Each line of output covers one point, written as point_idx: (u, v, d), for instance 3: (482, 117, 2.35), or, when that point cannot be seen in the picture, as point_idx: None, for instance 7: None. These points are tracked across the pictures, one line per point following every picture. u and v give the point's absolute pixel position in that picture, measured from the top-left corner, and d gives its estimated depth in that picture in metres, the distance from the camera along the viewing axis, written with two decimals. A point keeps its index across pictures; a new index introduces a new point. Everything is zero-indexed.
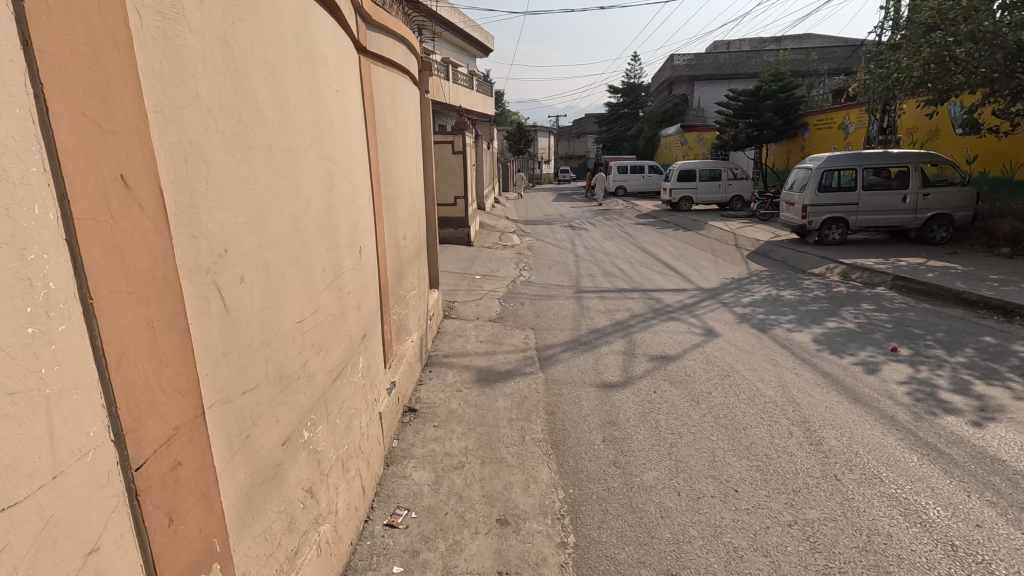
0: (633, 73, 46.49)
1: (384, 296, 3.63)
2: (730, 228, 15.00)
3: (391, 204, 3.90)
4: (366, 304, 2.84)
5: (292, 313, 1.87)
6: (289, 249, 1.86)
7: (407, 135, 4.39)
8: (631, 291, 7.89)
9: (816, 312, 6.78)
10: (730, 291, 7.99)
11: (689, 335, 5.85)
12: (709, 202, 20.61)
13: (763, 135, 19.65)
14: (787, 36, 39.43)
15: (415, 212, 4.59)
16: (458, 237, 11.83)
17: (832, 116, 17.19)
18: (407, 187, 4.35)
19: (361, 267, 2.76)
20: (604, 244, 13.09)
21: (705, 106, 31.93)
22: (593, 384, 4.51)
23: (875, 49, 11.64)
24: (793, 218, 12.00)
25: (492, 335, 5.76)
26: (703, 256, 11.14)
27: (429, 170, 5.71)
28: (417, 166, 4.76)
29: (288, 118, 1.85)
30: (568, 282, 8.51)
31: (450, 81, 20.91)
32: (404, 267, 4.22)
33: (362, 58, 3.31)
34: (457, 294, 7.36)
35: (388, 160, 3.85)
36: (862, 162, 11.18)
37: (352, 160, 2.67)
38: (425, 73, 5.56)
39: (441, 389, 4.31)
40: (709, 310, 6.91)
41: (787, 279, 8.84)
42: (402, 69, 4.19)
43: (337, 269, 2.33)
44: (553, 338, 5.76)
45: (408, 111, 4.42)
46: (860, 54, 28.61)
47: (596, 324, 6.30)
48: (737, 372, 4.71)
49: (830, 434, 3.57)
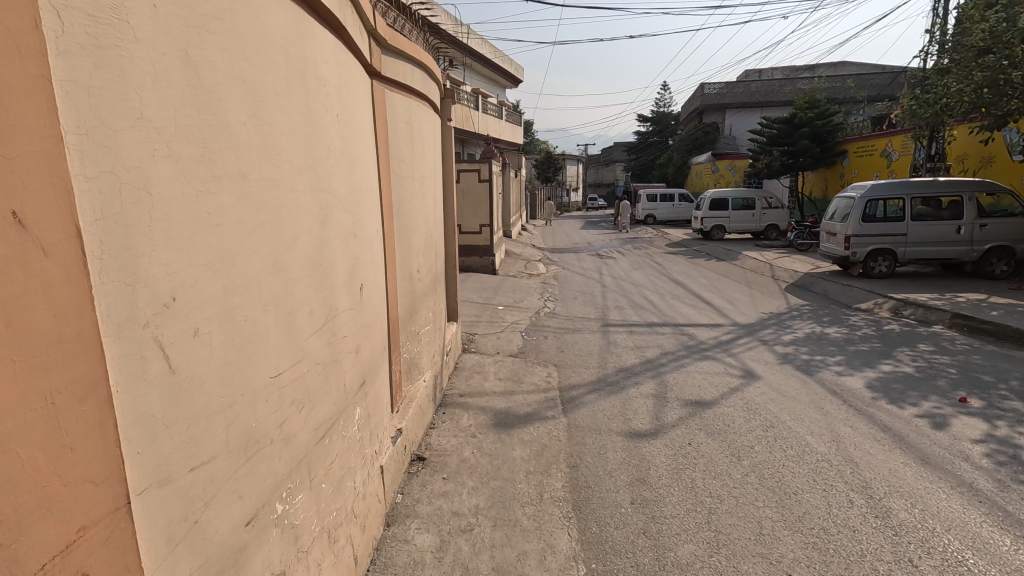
0: (662, 102, 46.54)
1: (393, 334, 3.37)
2: (765, 259, 14.36)
3: (404, 235, 3.68)
4: (367, 345, 2.57)
5: (267, 367, 1.61)
6: (266, 291, 1.61)
7: (426, 163, 4.20)
8: (662, 326, 7.46)
9: (868, 353, 6.20)
10: (769, 327, 7.46)
11: (726, 377, 5.38)
12: (743, 231, 19.98)
13: (799, 163, 19.07)
14: (821, 65, 38.99)
15: (431, 243, 4.37)
16: (483, 265, 11.65)
17: (873, 144, 16.55)
18: (424, 217, 4.15)
19: (363, 306, 2.51)
20: (633, 274, 12.67)
21: (736, 134, 31.51)
22: (620, 432, 4.11)
23: (921, 73, 11.13)
24: (834, 249, 11.37)
25: (513, 372, 5.44)
26: (739, 289, 10.61)
27: (450, 199, 5.53)
28: (436, 195, 4.56)
29: (270, 143, 1.63)
30: (594, 315, 8.14)
31: (479, 111, 21.20)
32: (418, 300, 3.98)
33: (375, 83, 3.14)
34: (478, 326, 7.09)
35: (402, 189, 3.65)
36: (909, 191, 10.58)
37: (355, 189, 2.44)
38: (449, 100, 5.43)
39: (453, 434, 3.98)
40: (748, 349, 6.41)
41: (831, 315, 8.26)
42: (421, 95, 4.02)
43: (330, 310, 2.08)
44: (577, 377, 5.38)
45: (427, 137, 4.25)
46: (900, 80, 27.86)
47: (624, 362, 5.89)
48: (781, 423, 4.23)
49: (898, 505, 3.08)
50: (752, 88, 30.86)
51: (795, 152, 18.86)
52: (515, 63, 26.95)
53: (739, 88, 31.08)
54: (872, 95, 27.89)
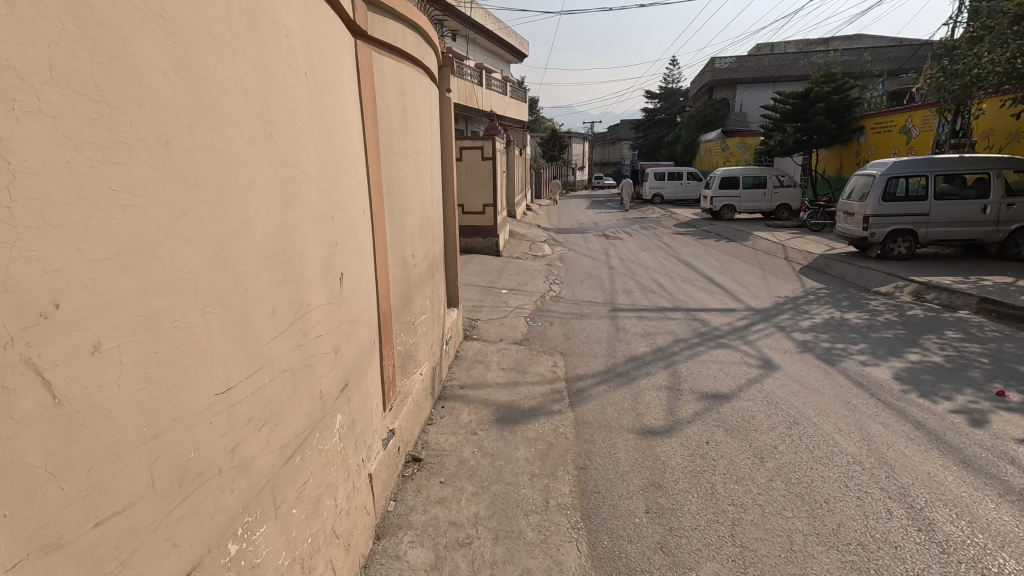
0: (671, 77, 45.22)
1: (384, 326, 3.07)
2: (778, 240, 13.92)
3: (396, 217, 3.34)
4: (349, 344, 2.25)
5: (210, 383, 1.30)
6: (208, 289, 1.29)
7: (421, 136, 3.83)
8: (672, 311, 7.13)
9: (892, 341, 5.86)
10: (786, 312, 7.12)
11: (743, 367, 5.06)
12: (753, 210, 19.45)
13: (814, 140, 18.42)
14: (836, 38, 37.71)
15: (429, 225, 4.03)
16: (487, 246, 11.30)
17: (893, 119, 15.90)
18: (420, 196, 3.80)
19: (344, 299, 2.19)
20: (641, 255, 12.29)
21: (747, 111, 30.63)
22: (631, 429, 3.83)
23: (951, 43, 10.49)
24: (851, 230, 10.92)
25: (517, 361, 5.14)
26: (751, 271, 10.23)
27: (450, 177, 5.17)
28: (433, 173, 4.20)
29: (206, 98, 1.28)
30: (602, 299, 7.82)
31: (483, 87, 20.67)
32: (414, 288, 3.66)
33: (360, 43, 2.77)
34: (481, 312, 6.78)
35: (394, 165, 3.30)
36: (933, 169, 10.11)
37: (331, 162, 2.09)
38: (447, 69, 5.02)
39: (452, 431, 3.71)
40: (765, 336, 6.08)
41: (849, 299, 7.89)
42: (414, 61, 3.64)
43: (299, 307, 1.76)
44: (585, 367, 5.08)
45: (422, 108, 3.87)
46: (920, 53, 26.80)
47: (634, 350, 5.57)
48: (806, 419, 3.92)
49: (943, 517, 2.78)
50: (765, 62, 29.85)
51: (810, 128, 18.19)
52: (521, 37, 26.28)
53: (751, 63, 30.11)
54: (890, 69, 26.86)
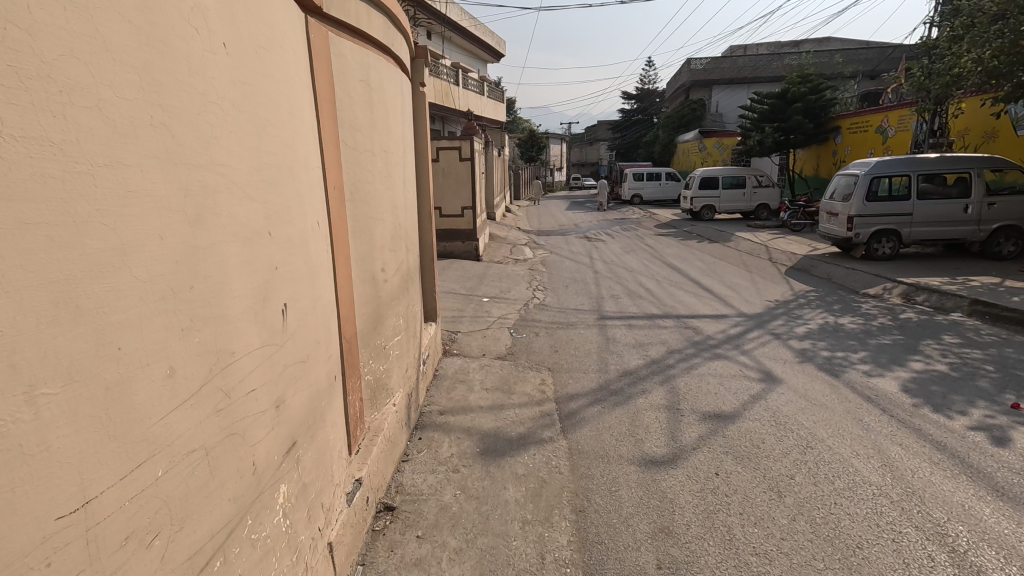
0: (647, 78, 45.29)
1: (347, 356, 2.61)
2: (760, 241, 13.81)
3: (362, 227, 2.87)
4: (298, 392, 1.79)
5: (43, 502, 0.85)
6: (35, 357, 0.84)
7: (392, 134, 3.36)
8: (663, 318, 6.80)
9: (892, 348, 5.60)
10: (779, 318, 6.85)
11: (743, 380, 4.73)
12: (733, 211, 19.42)
13: (792, 140, 18.47)
14: (807, 40, 38.35)
15: (402, 234, 3.57)
16: (466, 251, 10.84)
17: (869, 119, 16.00)
18: (392, 202, 3.34)
19: (289, 336, 1.72)
20: (625, 257, 11.99)
21: (724, 111, 30.80)
22: (631, 459, 3.44)
23: (932, 42, 10.46)
24: (835, 230, 10.80)
25: (502, 380, 4.70)
26: (737, 273, 10.00)
27: (425, 180, 4.72)
28: (406, 176, 3.75)
29: (29, 59, 0.83)
30: (588, 306, 7.44)
31: (459, 86, 20.25)
32: (385, 306, 3.20)
33: (314, 21, 2.31)
34: (461, 323, 6.33)
35: (359, 167, 2.84)
36: (915, 168, 10.05)
37: (270, 163, 1.63)
38: (421, 61, 4.55)
39: (430, 469, 3.26)
40: (761, 345, 5.78)
41: (840, 302, 7.69)
42: (382, 48, 3.18)
43: (219, 358, 1.30)
44: (575, 385, 4.67)
45: (394, 102, 3.41)
46: (888, 54, 27.31)
47: (626, 363, 5.19)
48: (820, 443, 3.59)
49: (992, 563, 2.44)
50: (739, 63, 30.04)
51: (788, 128, 18.21)
52: (497, 37, 26.02)
53: (726, 64, 30.29)
54: (861, 70, 27.27)
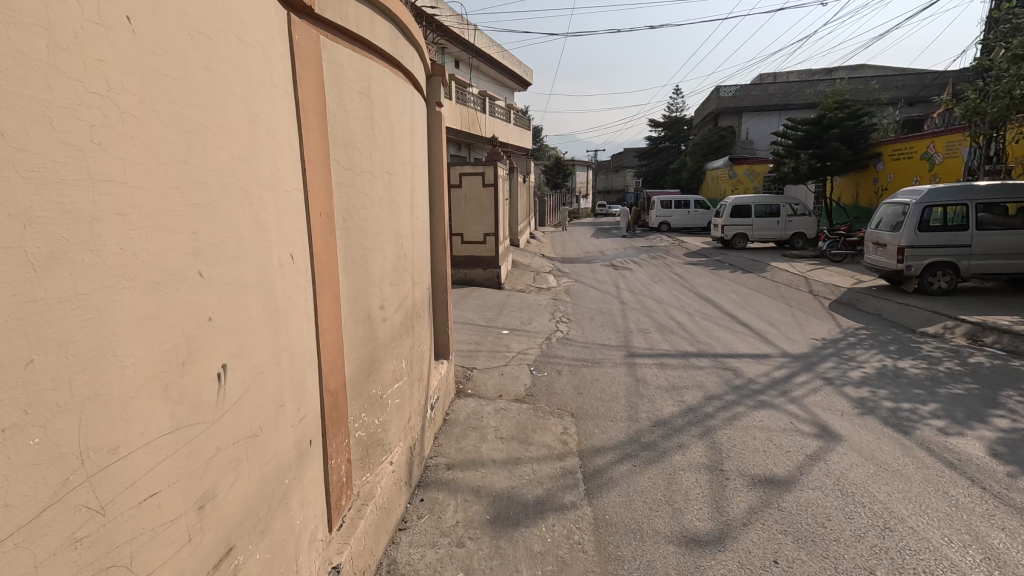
0: (674, 106, 45.07)
1: (330, 413, 2.20)
2: (798, 271, 13.06)
3: (357, 260, 2.49)
4: (243, 479, 1.37)
5: None
6: None
7: (397, 155, 3.00)
8: (698, 357, 6.22)
9: (968, 399, 4.89)
10: (829, 359, 6.18)
11: (795, 435, 4.13)
12: (766, 239, 18.66)
13: (828, 167, 17.74)
14: (839, 67, 37.64)
15: (407, 266, 3.17)
16: (488, 278, 10.46)
17: (913, 145, 15.25)
18: (395, 231, 2.96)
19: (229, 407, 1.31)
20: (653, 288, 11.42)
21: (754, 138, 30.19)
22: (669, 537, 2.88)
23: (986, 63, 9.82)
24: (883, 262, 10.04)
25: (518, 427, 4.22)
26: (776, 307, 9.33)
27: (439, 206, 4.36)
28: (415, 202, 3.38)
29: None
30: (615, 341, 6.90)
31: (485, 113, 20.30)
32: (383, 350, 2.79)
33: (300, 21, 1.97)
34: (477, 358, 5.89)
35: (354, 190, 2.47)
36: (972, 197, 9.30)
37: (206, 180, 1.24)
38: (437, 78, 4.25)
39: (431, 542, 2.79)
40: (812, 392, 5.14)
41: (897, 342, 6.96)
42: (389, 59, 2.85)
43: (86, 458, 0.91)
44: (601, 436, 4.14)
45: (401, 121, 3.06)
46: (928, 80, 26.40)
47: (660, 411, 4.63)
48: (901, 524, 2.96)
49: None
50: (770, 90, 29.48)
51: (825, 154, 17.49)
52: (525, 66, 26.21)
53: (756, 91, 29.79)
54: (898, 97, 26.40)
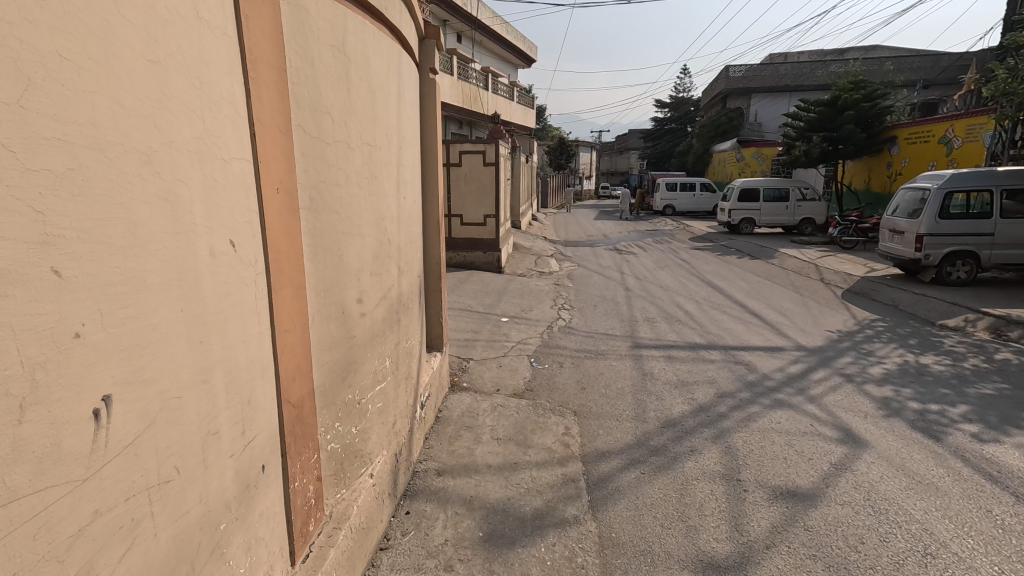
0: (681, 85, 43.95)
1: (292, 428, 1.85)
2: (808, 258, 12.66)
3: (329, 246, 2.12)
4: (141, 541, 1.04)
5: None
6: None
7: (381, 124, 2.59)
8: (707, 349, 5.88)
9: (1000, 401, 4.55)
10: (846, 354, 5.83)
11: (818, 440, 3.80)
12: (774, 225, 18.19)
13: (841, 150, 17.17)
14: (852, 48, 36.58)
15: (393, 253, 2.79)
16: (487, 262, 10.10)
17: (932, 129, 14.69)
18: (377, 214, 2.57)
19: (115, 450, 0.98)
20: (659, 274, 11.04)
21: (763, 120, 29.46)
22: (684, 562, 2.57)
23: (1020, 40, 9.25)
24: (899, 250, 9.64)
25: (517, 427, 3.90)
26: (787, 296, 8.97)
27: (433, 186, 3.96)
28: (403, 178, 2.99)
29: None
30: (620, 331, 6.56)
31: (488, 91, 19.69)
32: (362, 350, 2.43)
33: None
34: (474, 348, 5.55)
35: (324, 163, 2.07)
36: (996, 183, 8.88)
37: (64, 139, 0.89)
38: (431, 41, 3.81)
39: (415, 565, 2.47)
40: (832, 391, 4.80)
41: (917, 336, 6.61)
42: (371, 10, 2.43)
43: None
44: (606, 438, 3.81)
45: (385, 85, 2.65)
46: (945, 62, 25.60)
47: (669, 411, 4.29)
48: (943, 550, 2.64)
49: None
50: (781, 71, 28.68)
51: (838, 137, 16.89)
52: (529, 42, 25.40)
53: (766, 71, 28.91)
54: (912, 79, 25.63)
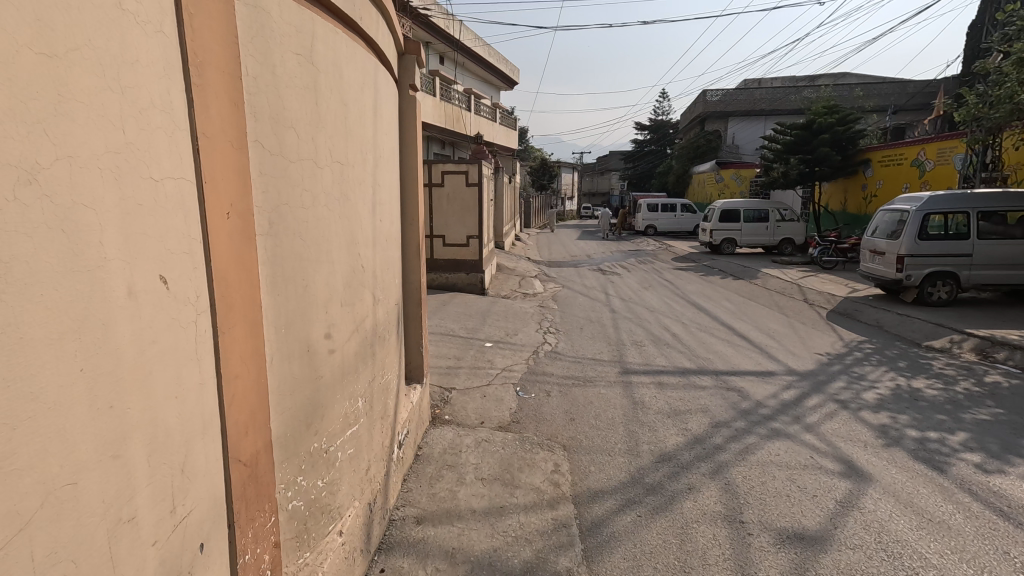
0: (660, 109, 44.88)
1: (244, 490, 1.58)
2: (790, 279, 12.72)
3: (290, 276, 1.86)
4: None
5: None
6: None
7: (354, 141, 2.37)
8: (698, 375, 5.71)
9: (998, 427, 4.43)
10: (838, 378, 5.71)
11: (820, 474, 3.61)
12: (754, 245, 18.38)
13: (818, 172, 17.52)
14: (822, 75, 37.97)
15: (367, 280, 2.54)
16: (470, 284, 9.87)
17: (904, 152, 15.09)
18: (350, 238, 2.33)
19: None
20: (644, 295, 10.94)
21: (740, 143, 30.16)
22: None
23: (987, 68, 9.54)
24: (880, 271, 9.70)
25: (504, 465, 3.63)
26: (773, 318, 8.91)
27: (413, 207, 3.74)
28: (379, 199, 2.76)
29: None
30: (608, 356, 6.36)
31: (470, 112, 19.76)
32: (331, 391, 2.17)
33: None
34: (457, 376, 5.28)
35: (287, 182, 1.84)
36: (973, 205, 9.02)
37: None
38: (411, 57, 3.64)
39: None
40: (828, 418, 4.64)
41: (906, 359, 6.54)
42: (344, 19, 2.23)
43: None
44: (598, 476, 3.57)
45: (360, 99, 2.44)
46: (910, 89, 26.63)
47: (663, 443, 4.07)
48: None
49: None
50: (756, 96, 29.50)
51: (814, 160, 17.25)
52: (511, 65, 25.72)
53: (742, 96, 29.70)
54: (881, 105, 26.52)
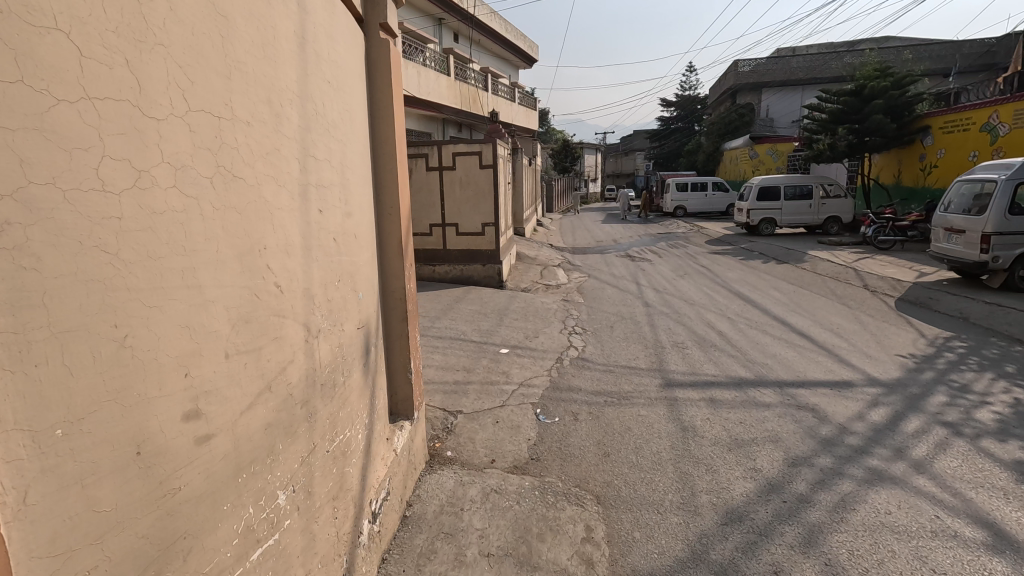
0: (686, 83, 42.52)
1: None
2: (843, 262, 11.40)
3: (70, 331, 0.96)
4: None
5: None
6: None
7: (250, 79, 1.43)
8: (758, 388, 4.69)
9: None
10: (936, 391, 4.58)
11: (956, 548, 2.59)
12: (796, 224, 16.92)
13: (868, 143, 15.84)
14: (863, 41, 35.28)
15: (288, 306, 1.61)
16: (487, 277, 8.96)
17: (971, 116, 13.38)
18: (244, 241, 1.40)
19: None
20: (678, 284, 9.84)
21: (775, 116, 28.26)
22: None
23: None
24: (959, 252, 8.32)
25: (516, 533, 2.72)
26: (833, 309, 7.77)
27: (392, 190, 2.81)
28: (314, 176, 1.82)
29: None
30: (645, 363, 5.36)
31: (487, 92, 18.67)
32: (210, 506, 1.27)
33: None
34: (464, 396, 4.39)
35: (53, 140, 0.92)
36: None
37: None
38: None
39: None
40: (939, 451, 3.57)
41: (1014, 362, 5.34)
42: None
43: None
44: (646, 551, 2.63)
45: (262, 15, 1.49)
46: (967, 50, 24.23)
47: (726, 492, 3.11)
48: None
49: None
50: (792, 65, 27.50)
51: (864, 129, 15.57)
52: (530, 41, 24.42)
53: (778, 65, 27.68)
54: (937, 67, 24.15)
